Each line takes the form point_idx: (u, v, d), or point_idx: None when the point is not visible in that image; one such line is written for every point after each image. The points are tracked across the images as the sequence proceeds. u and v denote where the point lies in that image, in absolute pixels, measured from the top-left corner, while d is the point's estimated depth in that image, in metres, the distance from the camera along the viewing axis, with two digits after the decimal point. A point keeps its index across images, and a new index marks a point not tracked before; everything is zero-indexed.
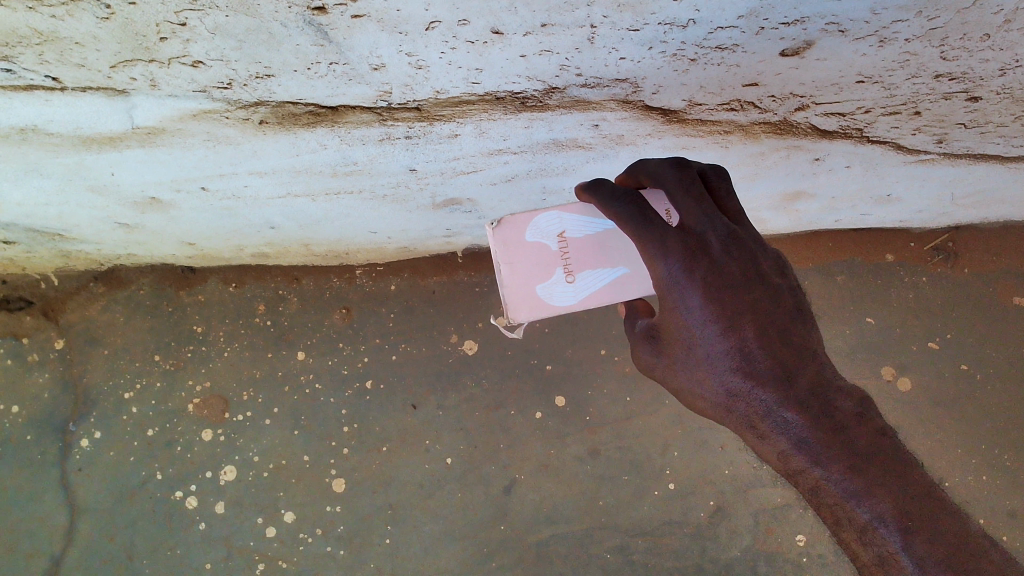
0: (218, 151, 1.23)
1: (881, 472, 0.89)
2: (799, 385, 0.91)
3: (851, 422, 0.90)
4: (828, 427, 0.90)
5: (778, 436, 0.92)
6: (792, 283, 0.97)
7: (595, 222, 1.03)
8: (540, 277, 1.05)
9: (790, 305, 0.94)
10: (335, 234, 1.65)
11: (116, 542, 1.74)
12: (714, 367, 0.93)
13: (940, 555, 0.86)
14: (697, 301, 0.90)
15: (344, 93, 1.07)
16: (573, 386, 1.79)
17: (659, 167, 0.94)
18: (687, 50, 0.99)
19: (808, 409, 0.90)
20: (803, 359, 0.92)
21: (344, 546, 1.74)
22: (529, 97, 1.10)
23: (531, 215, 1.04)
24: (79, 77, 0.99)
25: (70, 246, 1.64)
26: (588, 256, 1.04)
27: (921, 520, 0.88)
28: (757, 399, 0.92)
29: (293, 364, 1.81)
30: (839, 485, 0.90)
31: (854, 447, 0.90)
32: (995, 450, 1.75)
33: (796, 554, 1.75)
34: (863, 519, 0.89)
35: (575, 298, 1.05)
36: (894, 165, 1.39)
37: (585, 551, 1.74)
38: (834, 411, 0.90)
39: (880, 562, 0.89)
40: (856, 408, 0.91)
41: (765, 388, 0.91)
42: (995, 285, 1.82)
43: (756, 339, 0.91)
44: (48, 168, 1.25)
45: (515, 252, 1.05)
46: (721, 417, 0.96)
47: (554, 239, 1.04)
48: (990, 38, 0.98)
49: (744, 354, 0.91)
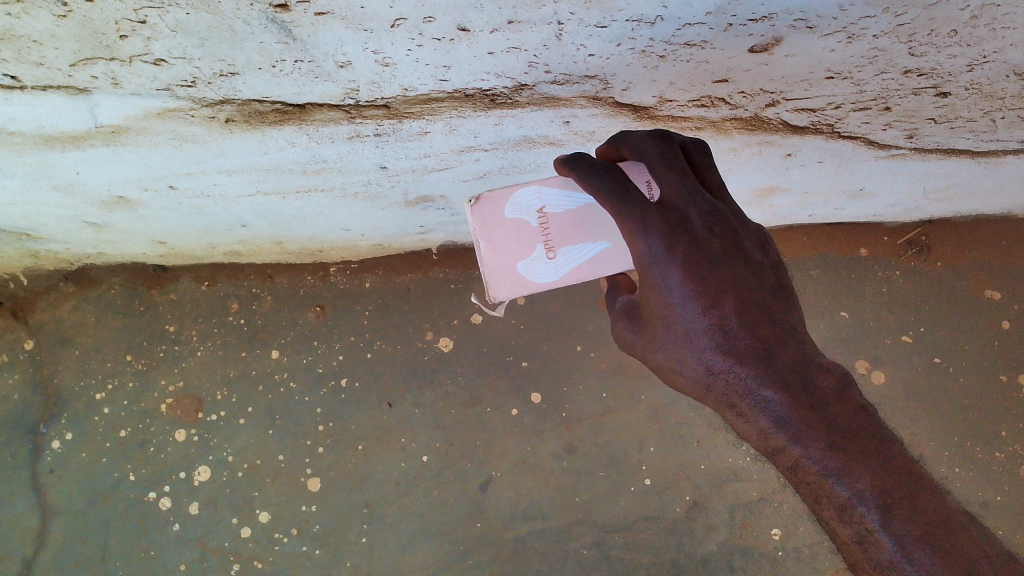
0: (184, 150, 1.21)
1: (860, 449, 0.88)
2: (778, 361, 0.91)
3: (830, 399, 0.90)
4: (807, 404, 0.90)
5: (757, 414, 0.92)
6: (773, 259, 0.97)
7: (575, 196, 1.02)
8: (521, 254, 1.05)
9: (771, 284, 0.95)
10: (307, 232, 1.64)
11: (89, 544, 1.72)
12: (693, 345, 0.93)
13: (919, 532, 0.85)
14: (676, 277, 0.90)
15: (311, 90, 1.05)
16: (549, 382, 1.78)
17: (642, 141, 0.93)
18: (656, 46, 0.98)
19: (787, 386, 0.90)
20: (783, 337, 0.92)
21: (321, 545, 1.73)
22: (499, 94, 1.09)
23: (510, 190, 1.04)
24: (38, 76, 0.97)
25: (37, 246, 1.62)
26: (569, 231, 1.03)
27: (900, 497, 0.87)
28: (736, 376, 0.92)
29: (267, 363, 1.79)
30: (817, 462, 0.88)
31: (834, 424, 0.89)
32: (968, 441, 1.76)
33: (771, 547, 1.75)
34: (843, 497, 0.88)
35: (557, 275, 1.05)
36: (866, 159, 1.39)
37: (562, 547, 1.74)
38: (813, 388, 0.90)
39: (858, 540, 0.88)
40: (836, 385, 0.91)
41: (745, 365, 0.91)
42: (968, 278, 1.83)
43: (736, 316, 0.91)
44: (11, 168, 1.23)
45: (494, 229, 1.05)
46: (701, 395, 0.97)
47: (534, 215, 1.04)
48: (958, 33, 0.99)
49: (724, 332, 0.91)
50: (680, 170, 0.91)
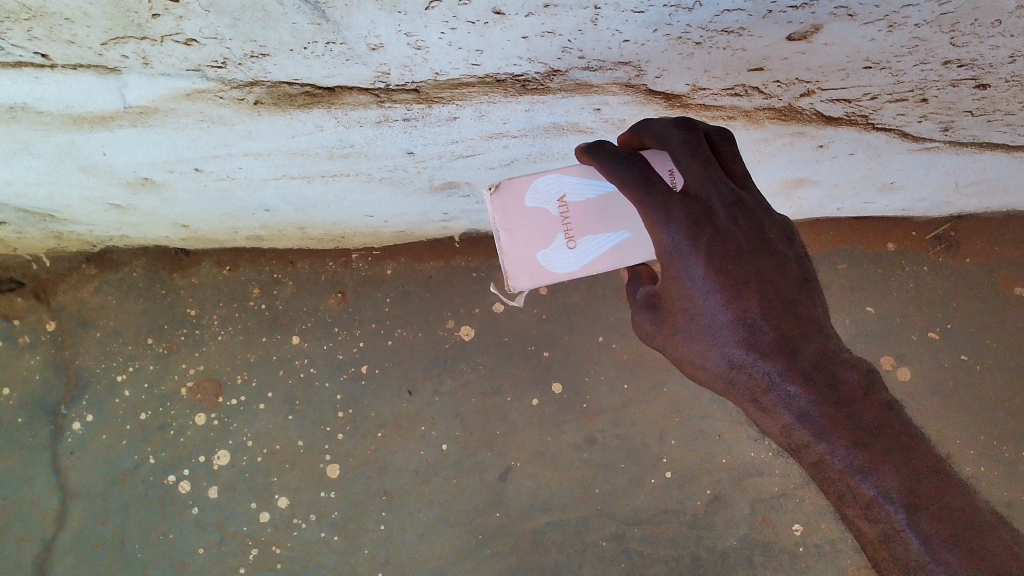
0: (211, 132, 1.20)
1: (886, 447, 0.87)
2: (802, 356, 0.89)
3: (855, 394, 0.88)
4: (831, 400, 0.88)
5: (780, 409, 0.91)
6: (799, 249, 0.95)
7: (595, 184, 1.01)
8: (540, 244, 1.04)
9: (796, 276, 0.92)
10: (331, 218, 1.63)
11: (108, 526, 1.72)
12: (715, 338, 0.92)
13: (947, 532, 0.83)
14: (699, 269, 0.89)
15: (341, 73, 1.04)
16: (570, 373, 1.77)
17: (664, 129, 0.92)
18: (693, 33, 0.97)
19: (811, 381, 0.89)
20: (807, 331, 0.91)
21: (339, 532, 1.73)
22: (530, 80, 1.08)
23: (530, 178, 1.02)
24: (69, 54, 0.97)
25: (61, 227, 1.62)
26: (590, 221, 1.02)
27: (927, 496, 0.84)
28: (759, 370, 0.91)
29: (288, 348, 1.79)
30: (842, 459, 0.88)
31: (859, 421, 0.88)
32: (994, 441, 1.74)
33: (792, 543, 1.74)
34: (868, 495, 0.87)
35: (576, 265, 1.04)
36: (899, 152, 1.37)
37: (580, 539, 1.73)
38: (838, 383, 0.88)
39: (884, 538, 0.87)
40: (862, 380, 0.89)
41: (768, 359, 0.90)
42: (997, 275, 1.80)
43: (760, 309, 0.90)
44: (38, 147, 1.23)
45: (513, 217, 1.04)
46: (724, 390, 0.96)
47: (554, 204, 1.02)
48: (1001, 23, 0.97)
49: (748, 325, 0.90)
50: (703, 159, 0.89)
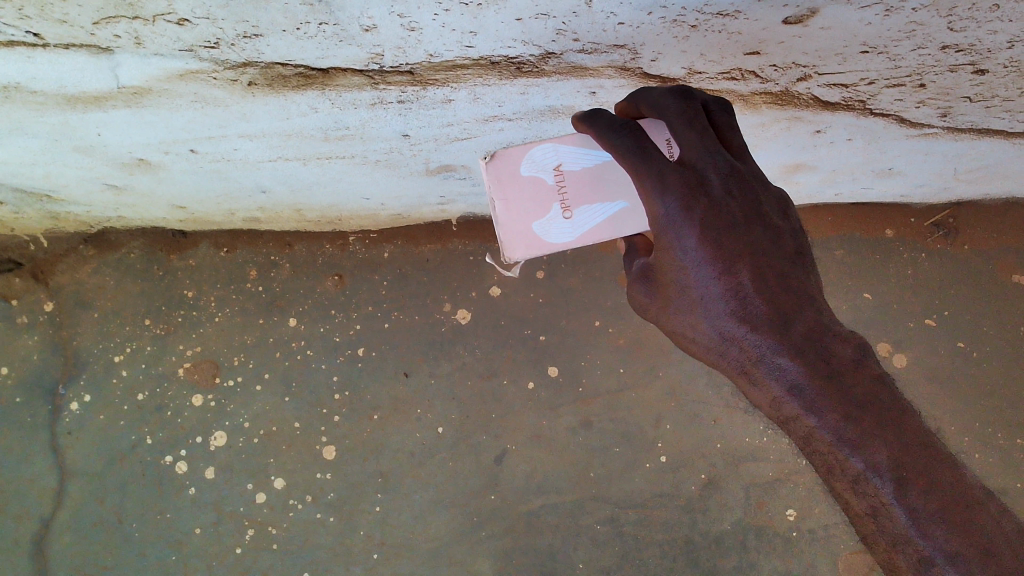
0: (206, 113, 1.20)
1: (878, 420, 0.85)
2: (794, 328, 0.89)
3: (847, 367, 0.87)
4: (822, 373, 0.87)
5: (771, 382, 0.90)
6: (792, 223, 0.95)
7: (592, 153, 1.01)
8: (537, 213, 1.03)
9: (790, 249, 0.93)
10: (327, 200, 1.62)
11: (106, 505, 1.73)
12: (708, 310, 0.92)
13: (936, 508, 0.82)
14: (691, 242, 0.90)
15: (335, 54, 1.04)
16: (567, 357, 1.77)
17: (655, 95, 0.92)
18: (688, 16, 0.96)
19: (802, 353, 0.88)
20: (800, 303, 0.90)
21: (335, 513, 1.73)
22: (525, 62, 1.07)
23: (526, 147, 1.02)
24: (61, 34, 0.96)
25: (58, 207, 1.62)
26: (586, 190, 1.01)
27: (917, 471, 0.84)
28: (751, 342, 0.90)
29: (285, 330, 1.79)
30: (831, 432, 0.86)
31: (851, 394, 0.86)
32: (989, 428, 1.72)
33: (785, 527, 1.74)
34: (857, 469, 0.85)
35: (573, 235, 1.03)
36: (896, 138, 1.36)
37: (576, 522, 1.74)
38: (829, 356, 0.88)
39: (872, 511, 0.86)
40: (853, 353, 0.88)
41: (760, 331, 0.89)
42: (994, 262, 1.76)
43: (752, 281, 0.90)
44: (32, 127, 1.23)
45: (509, 186, 1.03)
46: (716, 362, 0.96)
47: (550, 173, 1.02)
48: (999, 8, 0.96)
49: (739, 296, 0.90)
50: (697, 128, 0.90)
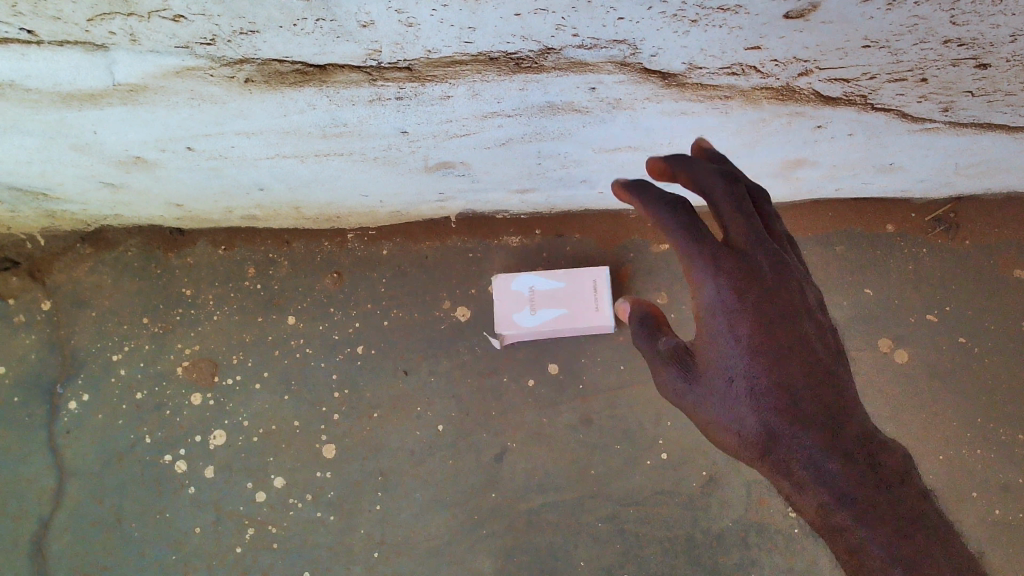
0: (203, 110, 1.19)
1: (900, 510, 0.83)
2: (826, 413, 0.89)
3: (875, 455, 0.86)
4: (849, 455, 0.86)
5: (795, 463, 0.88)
6: (837, 334, 0.97)
7: None
8: None
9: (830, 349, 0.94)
10: (325, 197, 1.61)
11: (105, 505, 1.73)
12: (741, 390, 0.92)
13: None
14: (736, 319, 0.92)
15: (333, 51, 1.03)
16: (566, 353, 1.74)
17: (695, 172, 0.97)
18: (688, 11, 0.95)
19: (831, 436, 0.87)
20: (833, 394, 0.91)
21: (334, 512, 1.72)
22: (524, 58, 1.06)
23: None
24: (55, 31, 0.96)
25: (54, 206, 1.61)
26: None
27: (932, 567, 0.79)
28: (780, 423, 0.89)
29: (283, 328, 1.78)
30: (850, 515, 0.83)
31: (875, 480, 0.84)
32: (992, 423, 1.67)
33: (786, 525, 1.71)
34: (873, 558, 0.81)
35: None
36: (898, 133, 1.35)
37: (577, 519, 1.71)
38: (859, 442, 0.87)
39: None
40: (885, 447, 0.87)
41: (790, 411, 0.89)
42: (995, 258, 1.73)
43: (786, 364, 0.91)
44: (27, 125, 1.22)
45: None
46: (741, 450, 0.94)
47: None
48: (1003, 2, 0.95)
49: (775, 376, 0.91)
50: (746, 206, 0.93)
